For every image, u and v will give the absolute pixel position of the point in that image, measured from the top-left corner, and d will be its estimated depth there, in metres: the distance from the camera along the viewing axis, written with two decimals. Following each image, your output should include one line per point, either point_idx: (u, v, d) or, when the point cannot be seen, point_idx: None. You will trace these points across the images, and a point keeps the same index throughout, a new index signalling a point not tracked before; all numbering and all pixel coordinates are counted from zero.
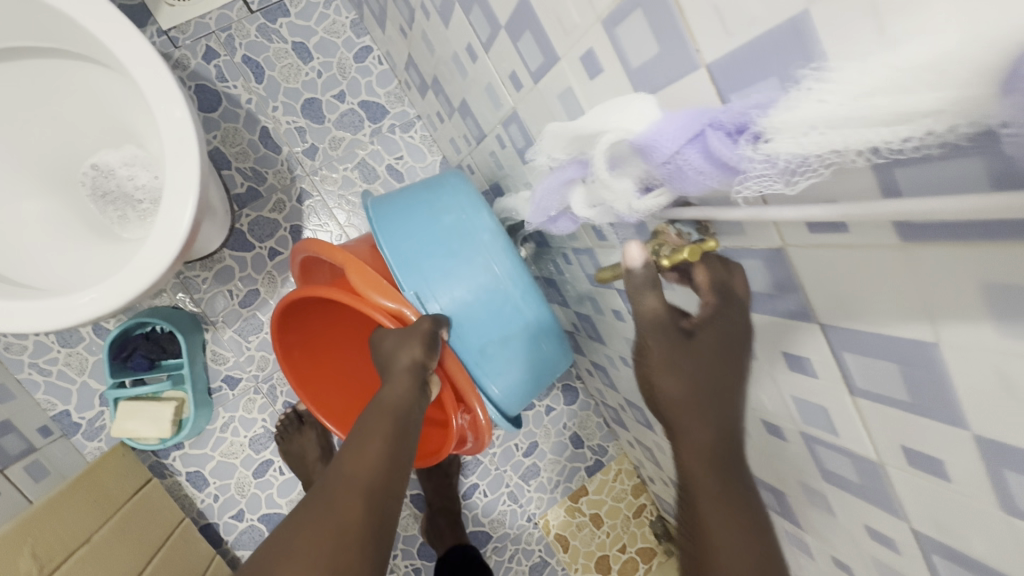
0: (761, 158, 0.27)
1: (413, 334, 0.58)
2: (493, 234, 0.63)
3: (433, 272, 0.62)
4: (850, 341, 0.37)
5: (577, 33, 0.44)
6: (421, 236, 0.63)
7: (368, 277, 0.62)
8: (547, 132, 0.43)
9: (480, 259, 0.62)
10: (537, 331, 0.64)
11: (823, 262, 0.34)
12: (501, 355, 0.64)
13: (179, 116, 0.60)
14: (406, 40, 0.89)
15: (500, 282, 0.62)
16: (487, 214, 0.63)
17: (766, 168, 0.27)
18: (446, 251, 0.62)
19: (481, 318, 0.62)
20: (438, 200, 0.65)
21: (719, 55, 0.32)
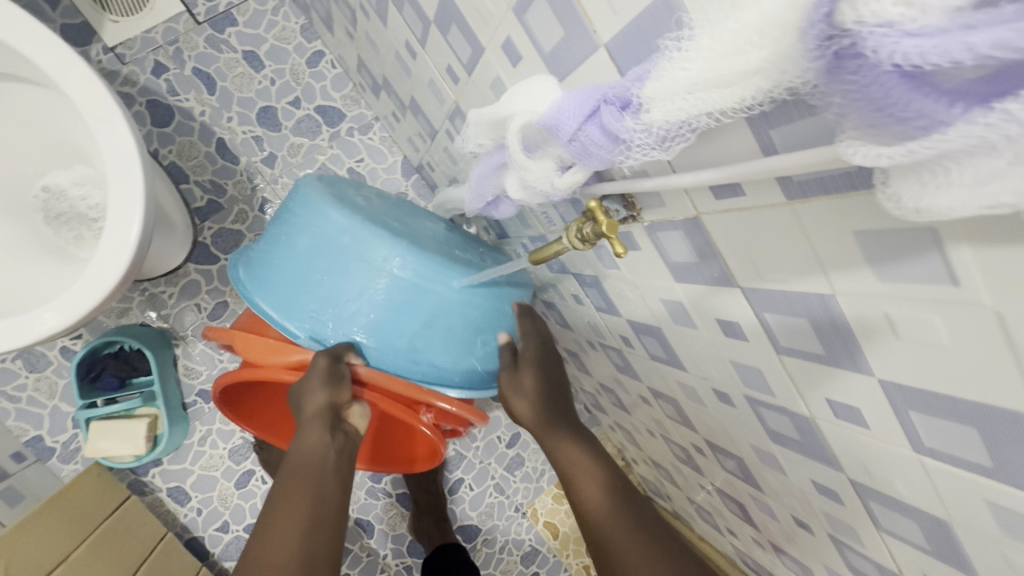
0: (641, 128, 0.29)
1: (314, 375, 0.56)
2: (349, 231, 0.58)
3: (315, 304, 0.60)
4: (767, 301, 0.38)
5: (495, 22, 0.45)
6: (289, 275, 0.60)
7: (263, 346, 0.61)
8: (469, 119, 0.44)
9: (351, 258, 0.58)
10: (457, 307, 0.60)
11: (731, 226, 0.36)
12: (433, 340, 0.61)
13: (119, 129, 0.60)
14: (354, 42, 0.89)
15: (388, 278, 0.58)
16: (333, 214, 0.58)
17: (646, 137, 0.29)
18: (316, 274, 0.59)
19: (388, 318, 0.59)
20: (290, 225, 0.61)
21: (615, 34, 0.33)
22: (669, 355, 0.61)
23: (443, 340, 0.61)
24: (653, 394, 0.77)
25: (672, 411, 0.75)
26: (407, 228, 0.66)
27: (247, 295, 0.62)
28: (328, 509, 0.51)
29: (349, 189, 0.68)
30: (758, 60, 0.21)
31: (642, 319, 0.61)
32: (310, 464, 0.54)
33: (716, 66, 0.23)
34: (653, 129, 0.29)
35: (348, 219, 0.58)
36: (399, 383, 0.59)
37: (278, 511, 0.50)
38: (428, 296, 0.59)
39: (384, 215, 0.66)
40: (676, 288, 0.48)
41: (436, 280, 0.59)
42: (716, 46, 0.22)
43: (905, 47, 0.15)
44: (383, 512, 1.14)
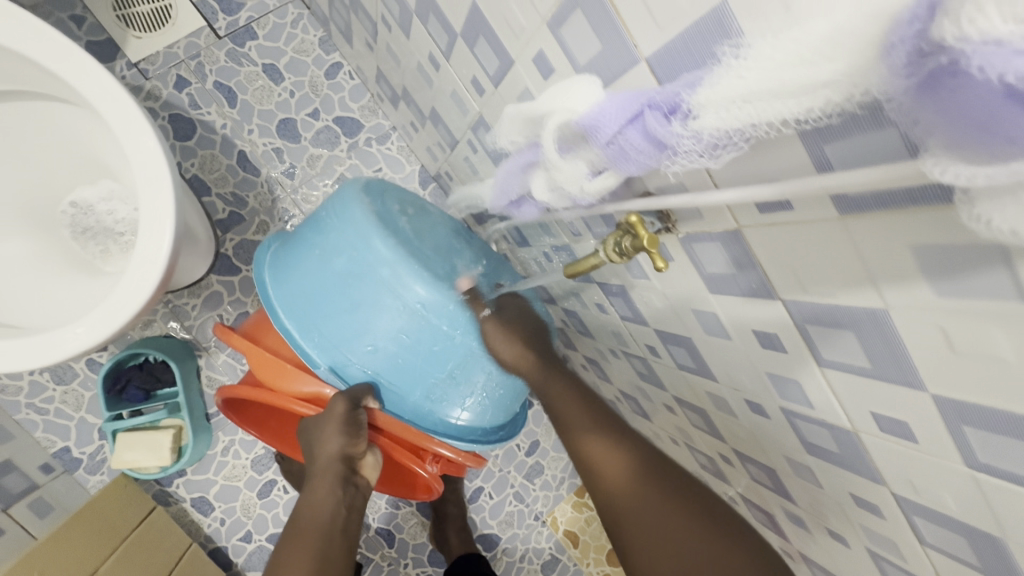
0: (689, 134, 0.28)
1: (333, 420, 0.59)
2: (391, 268, 0.57)
3: (336, 333, 0.61)
4: (810, 314, 0.38)
5: (526, 35, 0.45)
6: (321, 295, 0.61)
7: (276, 369, 0.64)
8: (504, 115, 0.43)
9: (378, 302, 0.58)
10: (480, 356, 0.61)
11: (775, 240, 0.35)
12: (450, 392, 0.63)
13: (149, 144, 0.61)
14: (373, 54, 0.90)
15: (418, 320, 0.58)
16: (376, 241, 0.58)
17: (694, 144, 0.28)
18: (347, 301, 0.60)
19: (412, 366, 0.61)
20: (326, 240, 0.60)
21: (656, 49, 0.33)
22: (699, 365, 0.60)
23: (461, 393, 0.63)
24: (678, 402, 0.76)
25: (698, 420, 0.74)
26: (449, 254, 0.65)
27: (273, 303, 0.64)
28: (331, 556, 0.56)
29: (392, 202, 0.65)
30: (829, 72, 0.20)
31: (671, 329, 0.60)
32: (321, 515, 0.58)
33: (781, 74, 0.22)
34: (701, 137, 0.28)
35: (392, 253, 0.58)
36: (410, 432, 0.62)
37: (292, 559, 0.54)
38: (455, 347, 0.60)
39: (426, 237, 0.64)
40: (710, 299, 0.48)
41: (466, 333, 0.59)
42: (780, 52, 0.22)
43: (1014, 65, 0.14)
44: (403, 521, 1.14)
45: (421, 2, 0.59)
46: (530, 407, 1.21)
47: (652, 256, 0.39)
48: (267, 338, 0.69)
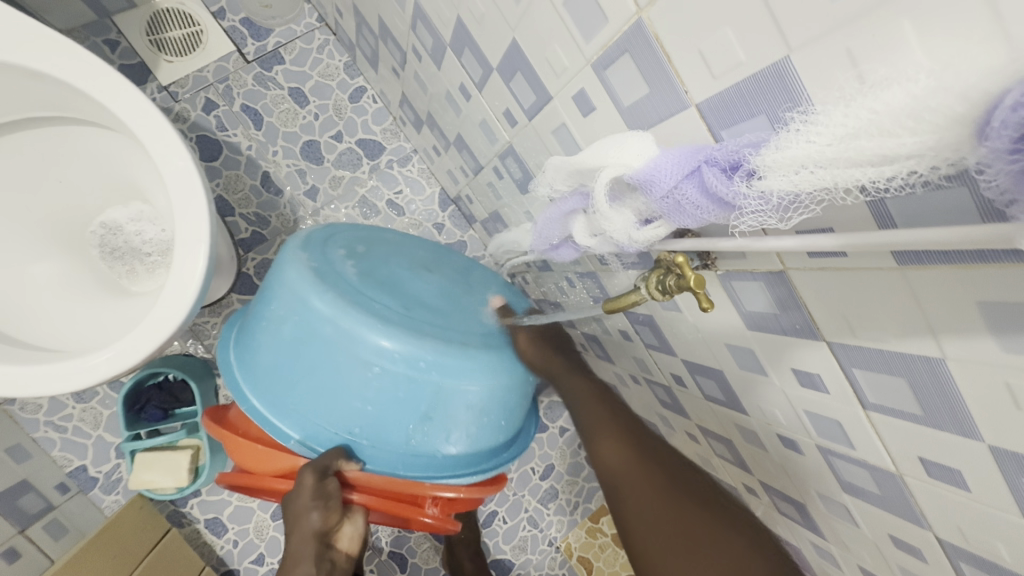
0: (755, 193, 0.29)
1: (303, 495, 0.53)
2: (334, 322, 0.56)
3: (302, 399, 0.58)
4: (858, 358, 0.37)
5: (568, 74, 0.45)
6: (277, 366, 0.59)
7: (249, 451, 0.60)
8: (550, 166, 0.45)
9: (333, 354, 0.56)
10: (453, 395, 0.58)
11: (825, 284, 0.35)
12: (430, 430, 0.59)
13: (180, 163, 0.61)
14: (399, 79, 0.91)
15: (376, 367, 0.56)
16: (315, 300, 0.56)
17: (761, 203, 0.29)
18: (304, 364, 0.58)
19: (381, 412, 0.57)
20: (272, 309, 0.60)
21: (708, 97, 0.33)
22: (728, 397, 0.60)
23: (440, 432, 0.59)
24: (702, 432, 0.75)
25: (724, 451, 0.73)
26: (401, 293, 0.63)
27: (238, 385, 0.61)
28: None
29: (335, 251, 0.65)
30: (914, 144, 0.21)
31: (700, 360, 0.60)
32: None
33: (857, 142, 0.23)
34: (767, 196, 0.29)
35: (329, 307, 0.56)
36: (398, 482, 0.58)
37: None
38: (422, 389, 0.57)
39: (372, 281, 0.63)
40: (748, 335, 0.47)
41: (428, 372, 0.56)
42: (856, 119, 0.23)
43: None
44: (416, 545, 1.13)
45: (456, 36, 0.60)
46: (545, 430, 1.20)
47: (699, 297, 0.39)
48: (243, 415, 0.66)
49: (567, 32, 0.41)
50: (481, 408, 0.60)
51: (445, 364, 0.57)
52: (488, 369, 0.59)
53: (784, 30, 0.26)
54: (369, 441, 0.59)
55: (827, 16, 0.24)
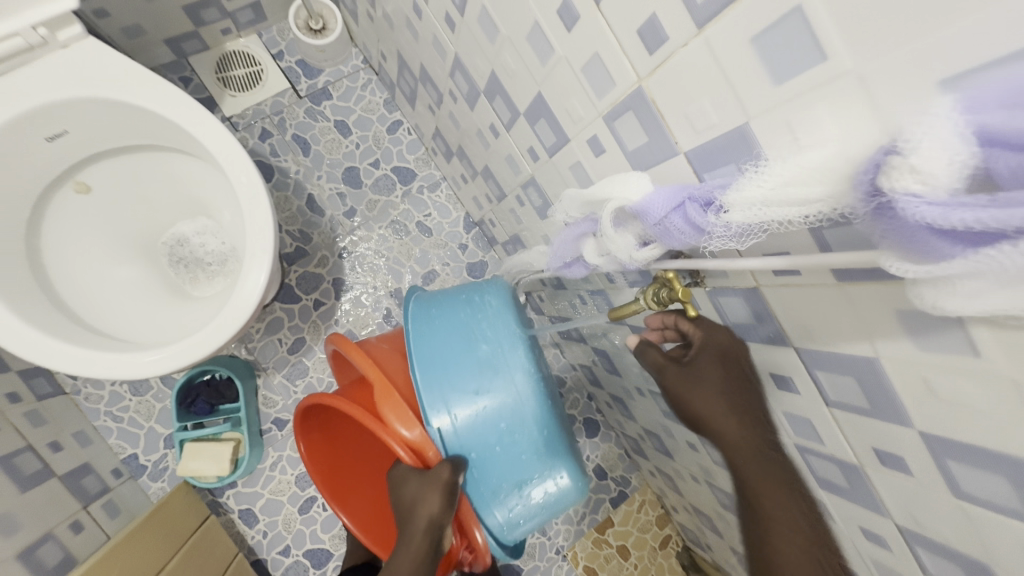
0: (721, 223, 0.38)
1: (438, 487, 0.61)
2: (523, 376, 0.69)
3: (455, 401, 0.65)
4: (818, 359, 0.45)
5: (583, 122, 0.55)
6: (455, 364, 0.68)
7: (389, 401, 0.65)
8: (564, 197, 0.56)
9: (501, 399, 0.67)
10: (548, 485, 0.68)
11: (788, 296, 0.43)
12: (511, 496, 0.67)
13: (248, 185, 0.72)
14: (434, 115, 1.03)
15: (525, 427, 0.67)
16: (521, 354, 0.70)
17: (726, 231, 0.38)
18: (476, 385, 0.67)
19: (502, 456, 0.66)
20: (477, 327, 0.71)
21: (694, 146, 0.42)
22: None
23: (517, 505, 0.67)
24: (700, 440, 0.82)
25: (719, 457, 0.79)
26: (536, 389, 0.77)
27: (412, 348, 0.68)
28: None
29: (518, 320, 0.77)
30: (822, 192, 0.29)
31: None
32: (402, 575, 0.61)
33: (790, 187, 0.32)
34: (730, 225, 0.37)
35: (528, 363, 0.69)
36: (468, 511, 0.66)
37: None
38: (535, 462, 0.68)
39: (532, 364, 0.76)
40: None
41: (549, 453, 0.68)
42: (792, 169, 0.31)
43: (923, 212, 0.23)
44: None
45: (489, 85, 0.71)
46: None
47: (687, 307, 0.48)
48: (384, 359, 0.72)
49: (584, 91, 0.51)
50: (554, 502, 0.70)
51: (556, 450, 0.69)
52: (564, 456, 0.70)
53: (743, 104, 0.35)
54: (475, 469, 0.66)
55: (772, 96, 0.33)
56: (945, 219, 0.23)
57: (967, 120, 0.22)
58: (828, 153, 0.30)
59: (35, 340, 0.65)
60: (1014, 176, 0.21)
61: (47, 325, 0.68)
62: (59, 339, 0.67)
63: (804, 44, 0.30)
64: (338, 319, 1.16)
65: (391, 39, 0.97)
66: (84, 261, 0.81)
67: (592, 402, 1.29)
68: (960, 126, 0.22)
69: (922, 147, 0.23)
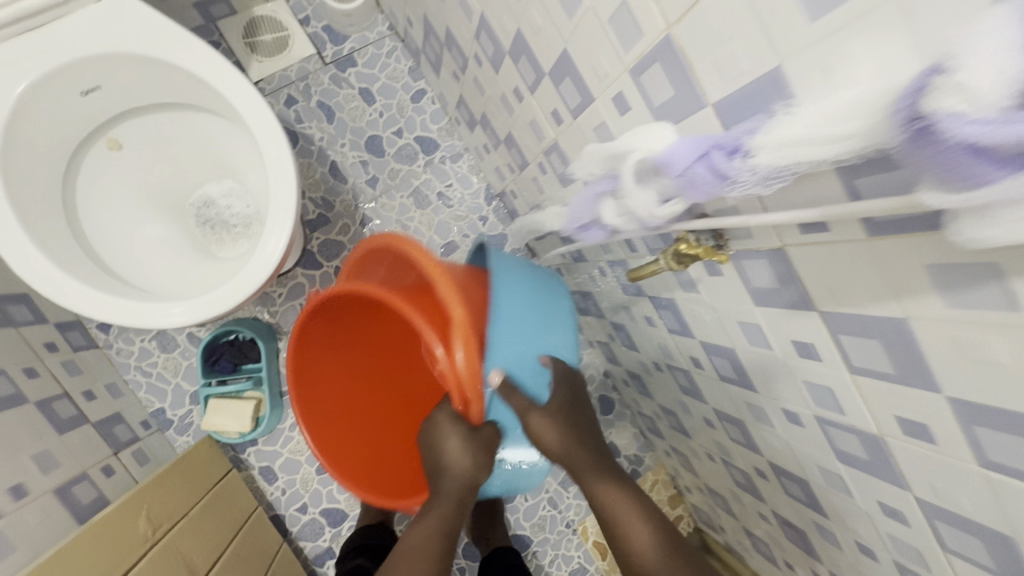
0: (749, 168, 0.37)
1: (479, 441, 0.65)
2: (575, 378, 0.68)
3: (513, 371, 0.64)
4: (843, 324, 0.44)
5: (609, 78, 0.53)
6: (525, 334, 0.64)
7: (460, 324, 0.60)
8: (586, 153, 0.55)
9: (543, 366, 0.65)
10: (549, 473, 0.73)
11: (814, 256, 0.42)
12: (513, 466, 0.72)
13: (275, 154, 0.73)
14: (458, 83, 1.02)
15: None
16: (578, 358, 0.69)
17: (752, 175, 0.37)
18: (532, 370, 0.65)
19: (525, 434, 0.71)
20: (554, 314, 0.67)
21: (721, 96, 0.41)
22: (740, 377, 0.66)
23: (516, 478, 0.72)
24: (717, 416, 0.81)
25: (736, 433, 0.78)
26: None
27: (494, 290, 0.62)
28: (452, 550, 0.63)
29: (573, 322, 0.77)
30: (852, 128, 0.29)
31: (715, 340, 0.66)
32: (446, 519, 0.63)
33: (819, 126, 0.30)
34: (757, 169, 0.36)
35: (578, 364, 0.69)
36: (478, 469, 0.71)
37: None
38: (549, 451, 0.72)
39: None
40: (755, 311, 0.54)
41: None
42: (823, 108, 0.30)
43: (967, 130, 0.22)
44: None
45: (515, 45, 0.69)
46: None
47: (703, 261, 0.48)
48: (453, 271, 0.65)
49: (610, 44, 0.50)
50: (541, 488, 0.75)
51: None
52: None
53: (776, 44, 0.34)
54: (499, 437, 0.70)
55: (806, 35, 0.32)
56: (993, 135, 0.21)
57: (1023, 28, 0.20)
58: (859, 91, 0.28)
59: (65, 284, 0.68)
60: None
61: (75, 270, 0.70)
62: (86, 285, 0.69)
63: None
64: None
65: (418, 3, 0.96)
66: (117, 215, 0.84)
67: (608, 379, 1.28)
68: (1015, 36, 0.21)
69: (969, 65, 0.22)
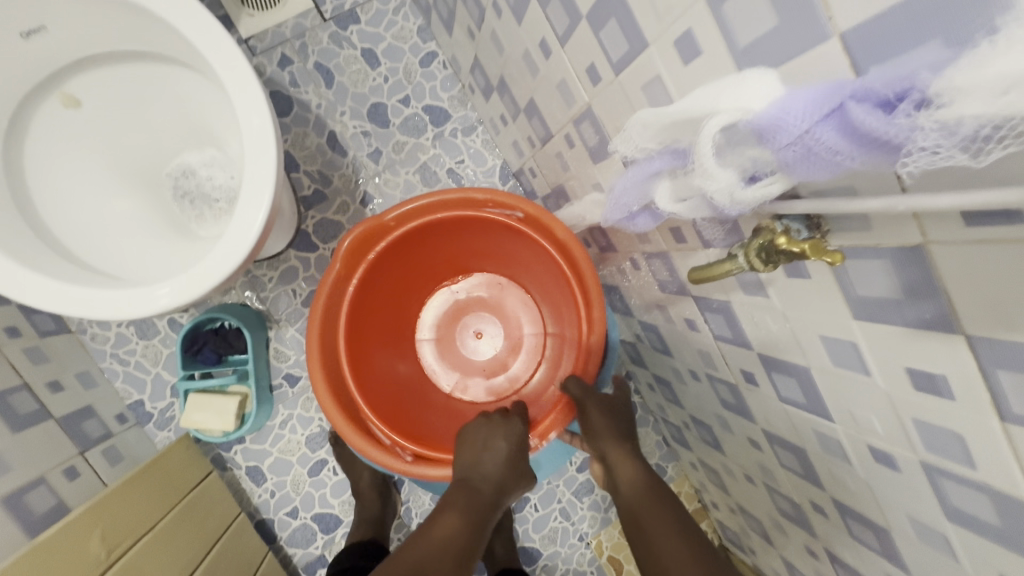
0: (933, 124, 0.23)
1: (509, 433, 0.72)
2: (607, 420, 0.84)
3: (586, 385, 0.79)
4: (1007, 357, 0.31)
5: (673, 14, 0.40)
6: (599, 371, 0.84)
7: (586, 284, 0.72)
8: (636, 120, 0.41)
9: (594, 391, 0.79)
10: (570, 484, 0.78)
11: (979, 261, 0.29)
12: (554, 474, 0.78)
13: (257, 122, 0.61)
14: (474, 42, 0.88)
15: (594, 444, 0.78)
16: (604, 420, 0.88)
17: (941, 136, 0.24)
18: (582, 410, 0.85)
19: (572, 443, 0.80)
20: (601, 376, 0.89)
21: (856, 23, 0.28)
22: (811, 402, 0.54)
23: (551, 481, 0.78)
24: (768, 439, 0.69)
25: (791, 461, 0.66)
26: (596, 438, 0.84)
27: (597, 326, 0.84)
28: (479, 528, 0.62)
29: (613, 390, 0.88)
30: None
31: (783, 354, 0.54)
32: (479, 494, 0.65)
33: None
34: (951, 126, 0.23)
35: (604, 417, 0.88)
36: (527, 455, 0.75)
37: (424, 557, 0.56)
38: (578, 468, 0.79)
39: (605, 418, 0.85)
40: (851, 326, 0.42)
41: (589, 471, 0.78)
42: None
43: None
44: None
45: None
46: None
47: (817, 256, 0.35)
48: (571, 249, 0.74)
49: None
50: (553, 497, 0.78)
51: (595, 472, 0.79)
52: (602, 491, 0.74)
53: None
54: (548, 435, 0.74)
55: None
56: None
57: None
58: None
59: None
60: None
61: (8, 247, 0.60)
62: (18, 265, 0.59)
63: None
64: None
65: None
66: (80, 185, 0.73)
67: (630, 381, 1.16)
68: None
69: None
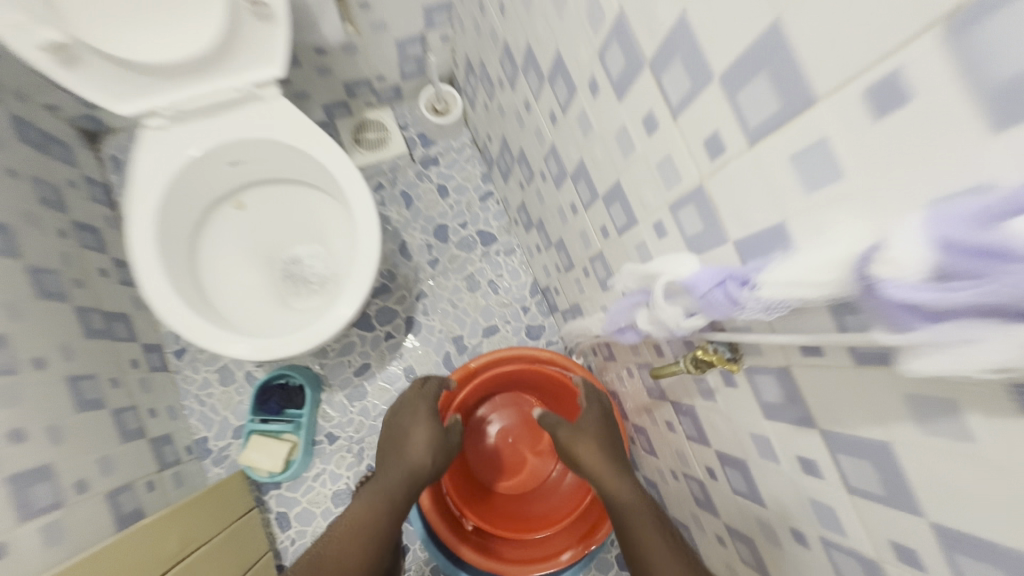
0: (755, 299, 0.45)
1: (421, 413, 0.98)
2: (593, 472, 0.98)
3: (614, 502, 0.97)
4: (841, 443, 0.49)
5: (651, 209, 0.65)
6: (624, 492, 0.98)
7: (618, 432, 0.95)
8: (625, 270, 0.66)
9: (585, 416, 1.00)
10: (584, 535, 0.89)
11: (814, 378, 0.49)
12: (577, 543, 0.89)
13: (368, 237, 0.86)
14: (523, 190, 1.18)
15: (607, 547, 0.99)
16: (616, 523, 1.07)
17: (757, 304, 0.45)
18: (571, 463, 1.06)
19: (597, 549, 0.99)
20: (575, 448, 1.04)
21: (740, 236, 0.50)
22: (752, 491, 0.69)
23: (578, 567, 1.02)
24: (729, 533, 0.81)
25: (747, 554, 0.78)
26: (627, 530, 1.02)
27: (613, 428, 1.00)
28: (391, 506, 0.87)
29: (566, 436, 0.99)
30: (829, 277, 0.36)
31: (731, 450, 0.70)
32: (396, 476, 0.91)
33: (813, 272, 0.38)
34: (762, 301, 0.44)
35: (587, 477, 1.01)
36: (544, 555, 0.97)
37: (343, 534, 0.82)
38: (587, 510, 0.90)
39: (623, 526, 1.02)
40: (766, 424, 0.60)
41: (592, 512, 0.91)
42: (809, 258, 0.39)
43: (897, 293, 0.29)
44: None
45: (576, 171, 0.84)
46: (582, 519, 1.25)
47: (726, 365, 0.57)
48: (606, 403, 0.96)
49: (656, 183, 0.62)
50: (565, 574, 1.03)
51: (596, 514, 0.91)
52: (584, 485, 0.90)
53: (779, 203, 0.43)
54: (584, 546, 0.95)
55: (798, 200, 0.41)
56: (940, 301, 0.27)
57: (926, 232, 0.28)
58: (836, 249, 0.36)
59: (168, 297, 0.81)
60: (955, 273, 0.27)
61: (180, 291, 0.84)
62: (185, 304, 0.82)
63: (825, 165, 0.38)
64: (402, 352, 1.28)
65: (500, 126, 1.15)
66: (226, 261, 1.00)
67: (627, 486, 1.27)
68: (923, 234, 0.28)
69: (894, 247, 0.29)
